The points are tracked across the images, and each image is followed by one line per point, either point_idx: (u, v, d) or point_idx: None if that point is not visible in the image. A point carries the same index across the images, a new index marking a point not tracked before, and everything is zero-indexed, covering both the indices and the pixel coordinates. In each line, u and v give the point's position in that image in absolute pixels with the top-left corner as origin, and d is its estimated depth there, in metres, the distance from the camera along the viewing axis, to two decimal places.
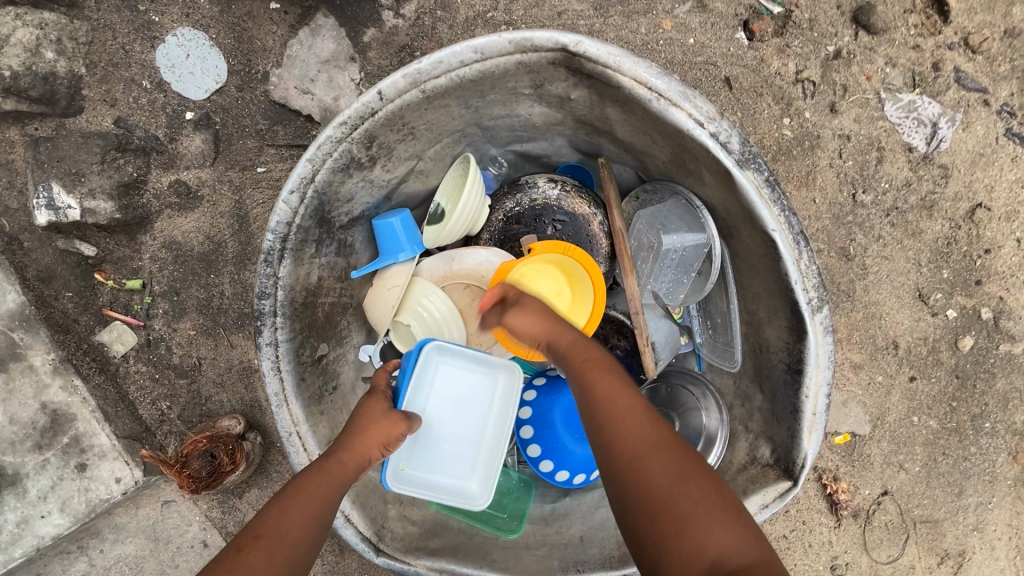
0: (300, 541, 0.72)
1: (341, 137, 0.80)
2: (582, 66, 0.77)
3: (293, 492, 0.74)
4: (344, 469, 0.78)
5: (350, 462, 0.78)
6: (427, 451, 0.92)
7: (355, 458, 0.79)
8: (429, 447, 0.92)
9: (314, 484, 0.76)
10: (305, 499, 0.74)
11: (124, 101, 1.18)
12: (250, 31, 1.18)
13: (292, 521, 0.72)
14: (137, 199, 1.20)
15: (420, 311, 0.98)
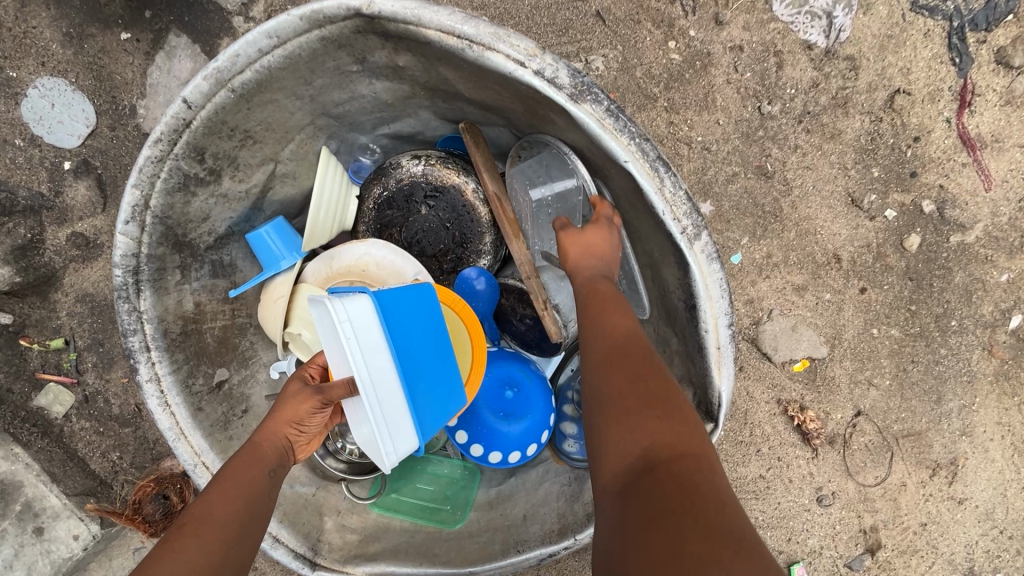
0: (230, 525, 0.66)
1: (162, 155, 0.76)
2: (386, 29, 0.71)
3: (216, 482, 0.69)
4: (266, 452, 0.73)
5: (265, 440, 0.73)
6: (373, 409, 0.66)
7: (276, 438, 0.74)
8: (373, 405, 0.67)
9: (237, 471, 0.70)
10: (229, 486, 0.69)
11: (2, 164, 1.16)
12: (108, 67, 1.15)
13: (220, 503, 0.67)
14: (37, 259, 1.19)
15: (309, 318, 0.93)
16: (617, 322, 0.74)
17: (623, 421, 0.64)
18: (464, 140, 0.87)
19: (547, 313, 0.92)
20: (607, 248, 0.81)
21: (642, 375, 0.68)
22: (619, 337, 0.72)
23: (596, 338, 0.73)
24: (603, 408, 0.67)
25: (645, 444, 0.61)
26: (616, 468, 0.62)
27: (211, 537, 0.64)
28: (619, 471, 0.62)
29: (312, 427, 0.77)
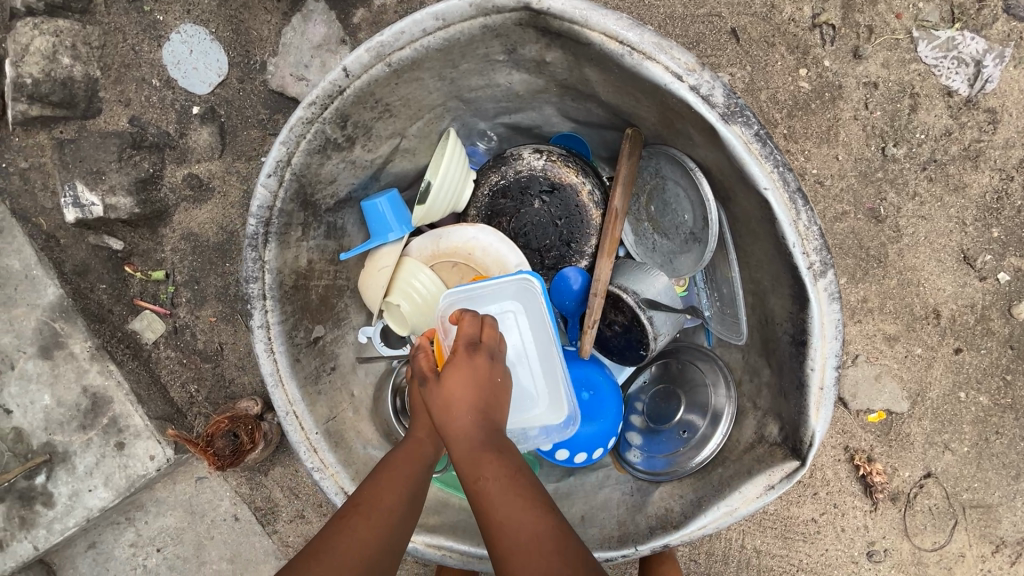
0: (395, 511, 0.71)
1: (313, 117, 0.80)
2: (549, 25, 0.73)
3: (383, 468, 0.74)
4: (426, 447, 0.76)
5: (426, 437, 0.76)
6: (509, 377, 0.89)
7: (437, 433, 0.77)
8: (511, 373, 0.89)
9: (399, 462, 0.75)
10: (392, 475, 0.73)
11: (137, 100, 1.23)
12: (247, 22, 1.21)
13: (387, 492, 0.72)
14: (155, 193, 1.26)
15: (410, 292, 0.97)
16: (477, 444, 0.69)
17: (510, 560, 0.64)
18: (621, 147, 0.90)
19: (589, 332, 0.94)
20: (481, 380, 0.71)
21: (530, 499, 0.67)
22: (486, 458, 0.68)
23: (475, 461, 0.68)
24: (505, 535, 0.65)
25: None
26: None
27: (378, 521, 0.70)
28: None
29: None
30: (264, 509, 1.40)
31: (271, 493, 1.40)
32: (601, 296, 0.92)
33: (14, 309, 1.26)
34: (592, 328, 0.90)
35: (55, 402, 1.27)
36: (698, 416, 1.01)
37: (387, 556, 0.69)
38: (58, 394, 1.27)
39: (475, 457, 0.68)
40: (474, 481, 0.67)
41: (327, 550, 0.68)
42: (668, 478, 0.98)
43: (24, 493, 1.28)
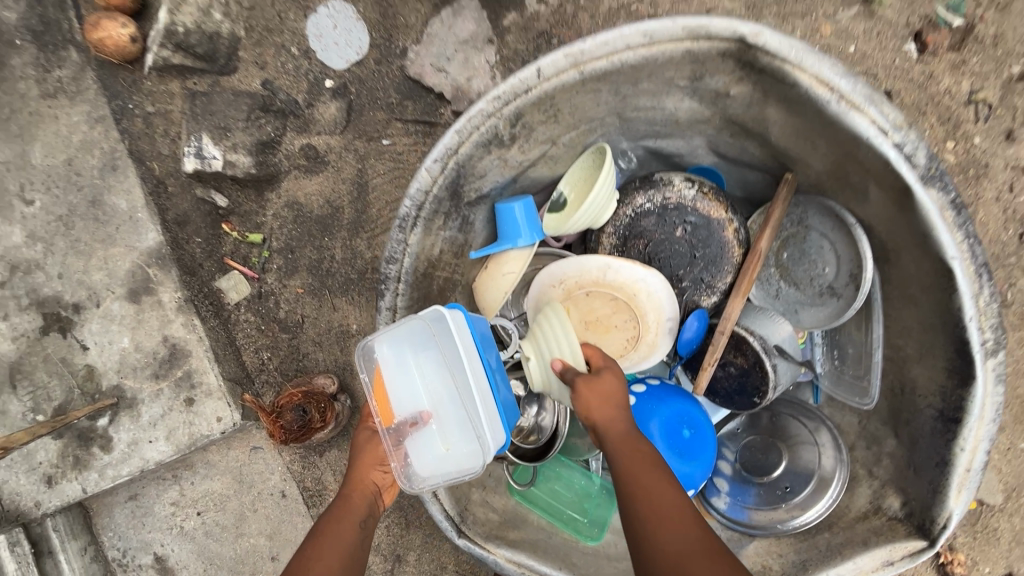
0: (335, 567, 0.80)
1: (492, 111, 0.80)
2: (756, 60, 0.73)
3: (321, 532, 0.84)
4: (356, 505, 0.88)
5: (359, 497, 0.89)
6: (453, 421, 0.85)
7: (366, 495, 0.89)
8: (453, 419, 0.85)
9: (335, 524, 0.85)
10: (326, 539, 0.83)
11: (272, 65, 1.25)
12: (395, 7, 1.22)
13: (320, 556, 0.80)
14: (271, 157, 1.27)
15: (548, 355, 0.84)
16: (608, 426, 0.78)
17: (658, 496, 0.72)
18: (780, 191, 0.89)
19: (707, 370, 0.93)
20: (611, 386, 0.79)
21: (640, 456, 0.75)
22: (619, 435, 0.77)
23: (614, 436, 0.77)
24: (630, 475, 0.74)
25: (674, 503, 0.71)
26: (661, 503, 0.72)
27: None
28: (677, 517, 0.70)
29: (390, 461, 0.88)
30: (312, 490, 1.37)
31: (322, 475, 1.37)
32: (725, 334, 0.91)
33: (112, 248, 1.26)
34: (713, 367, 0.89)
35: (133, 346, 1.26)
36: (801, 476, 0.98)
37: None
38: (138, 339, 1.26)
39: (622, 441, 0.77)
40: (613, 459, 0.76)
41: None
42: (763, 533, 0.95)
43: (84, 433, 1.27)
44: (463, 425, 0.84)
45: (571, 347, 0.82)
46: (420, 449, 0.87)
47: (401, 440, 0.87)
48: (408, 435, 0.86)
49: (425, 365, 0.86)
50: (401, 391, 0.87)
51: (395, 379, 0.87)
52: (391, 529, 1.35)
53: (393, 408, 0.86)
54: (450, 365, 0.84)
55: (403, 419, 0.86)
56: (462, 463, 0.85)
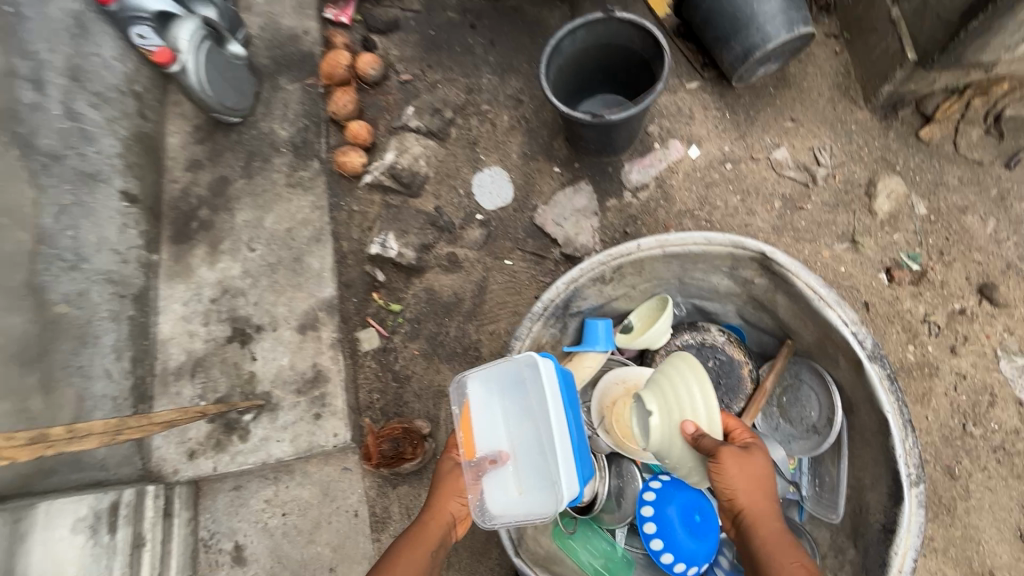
0: None
1: (604, 261, 1.30)
2: (771, 266, 1.22)
3: (405, 552, 1.18)
4: (432, 533, 1.21)
5: (434, 524, 1.22)
6: (528, 463, 1.19)
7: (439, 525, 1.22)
8: (528, 462, 1.19)
9: (416, 546, 1.18)
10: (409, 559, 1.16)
11: (444, 198, 1.84)
12: (535, 180, 1.82)
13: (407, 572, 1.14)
14: (425, 255, 1.80)
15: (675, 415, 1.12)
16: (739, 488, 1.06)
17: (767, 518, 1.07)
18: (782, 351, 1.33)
19: None
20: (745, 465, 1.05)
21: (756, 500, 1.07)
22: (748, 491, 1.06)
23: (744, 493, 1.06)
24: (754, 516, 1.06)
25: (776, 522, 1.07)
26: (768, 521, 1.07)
27: None
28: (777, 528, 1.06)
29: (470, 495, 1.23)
30: (378, 516, 1.66)
31: (391, 506, 1.67)
32: None
33: (299, 292, 1.76)
34: None
35: (290, 364, 1.69)
36: None
37: None
38: (295, 360, 1.70)
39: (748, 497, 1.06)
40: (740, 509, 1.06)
41: None
42: None
43: (230, 422, 1.65)
44: (535, 467, 1.18)
45: (701, 411, 1.09)
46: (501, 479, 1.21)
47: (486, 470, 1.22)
48: (486, 467, 1.22)
49: (510, 408, 1.22)
50: (491, 432, 1.23)
51: (483, 418, 1.23)
52: None
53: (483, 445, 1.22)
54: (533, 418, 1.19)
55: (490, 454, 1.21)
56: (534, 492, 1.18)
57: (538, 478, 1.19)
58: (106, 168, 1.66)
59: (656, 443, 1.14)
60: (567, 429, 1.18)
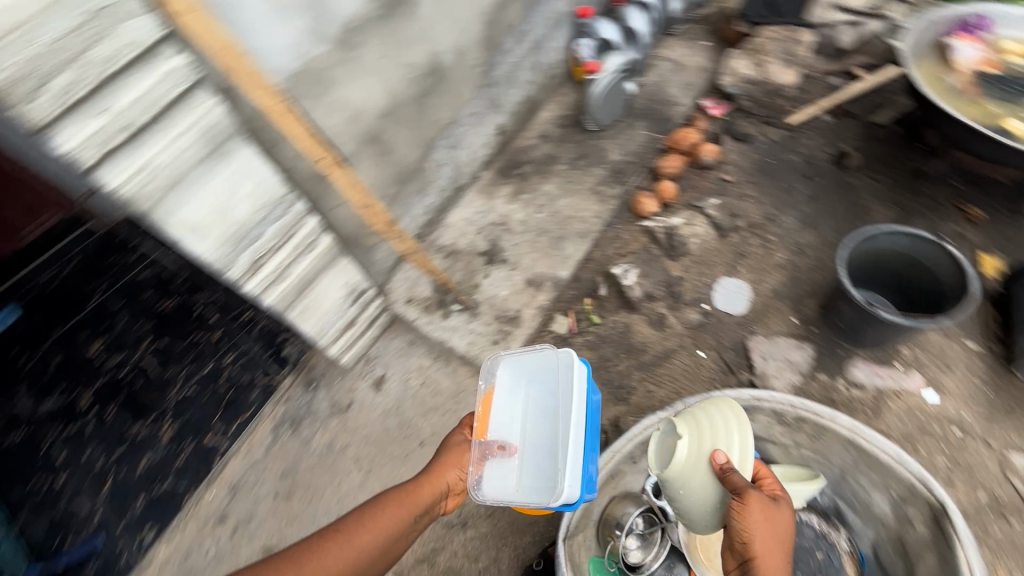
0: (392, 535, 1.22)
1: (795, 405, 1.42)
2: (944, 524, 1.23)
3: (391, 502, 1.26)
4: (422, 499, 1.31)
5: (425, 493, 1.32)
6: (532, 461, 1.42)
7: (428, 494, 1.33)
8: (534, 458, 1.42)
9: (401, 504, 1.27)
10: (393, 511, 1.25)
11: (690, 275, 2.11)
12: (770, 314, 2.00)
13: (387, 521, 1.22)
14: (645, 301, 2.08)
15: (710, 444, 1.15)
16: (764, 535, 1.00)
17: None
18: None
19: None
20: (776, 520, 1.02)
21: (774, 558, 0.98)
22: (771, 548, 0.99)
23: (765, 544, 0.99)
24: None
25: None
26: None
27: (382, 537, 1.19)
28: None
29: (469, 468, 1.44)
30: None
31: None
32: None
33: (545, 258, 2.18)
34: None
35: (504, 298, 2.12)
36: None
37: (385, 556, 1.20)
38: (510, 298, 2.12)
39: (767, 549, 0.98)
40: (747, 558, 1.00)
41: (345, 540, 1.16)
42: None
43: (443, 301, 2.13)
44: (538, 467, 1.40)
45: (737, 452, 1.11)
46: (500, 470, 1.45)
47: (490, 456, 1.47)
48: (495, 451, 1.47)
49: (533, 408, 1.48)
50: (506, 424, 1.48)
51: (504, 407, 1.51)
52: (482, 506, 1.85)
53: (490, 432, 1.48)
54: (551, 426, 1.42)
55: (494, 441, 1.48)
56: (529, 493, 1.37)
57: (540, 471, 1.38)
58: (504, 107, 2.30)
59: (680, 466, 1.16)
60: (579, 436, 1.33)
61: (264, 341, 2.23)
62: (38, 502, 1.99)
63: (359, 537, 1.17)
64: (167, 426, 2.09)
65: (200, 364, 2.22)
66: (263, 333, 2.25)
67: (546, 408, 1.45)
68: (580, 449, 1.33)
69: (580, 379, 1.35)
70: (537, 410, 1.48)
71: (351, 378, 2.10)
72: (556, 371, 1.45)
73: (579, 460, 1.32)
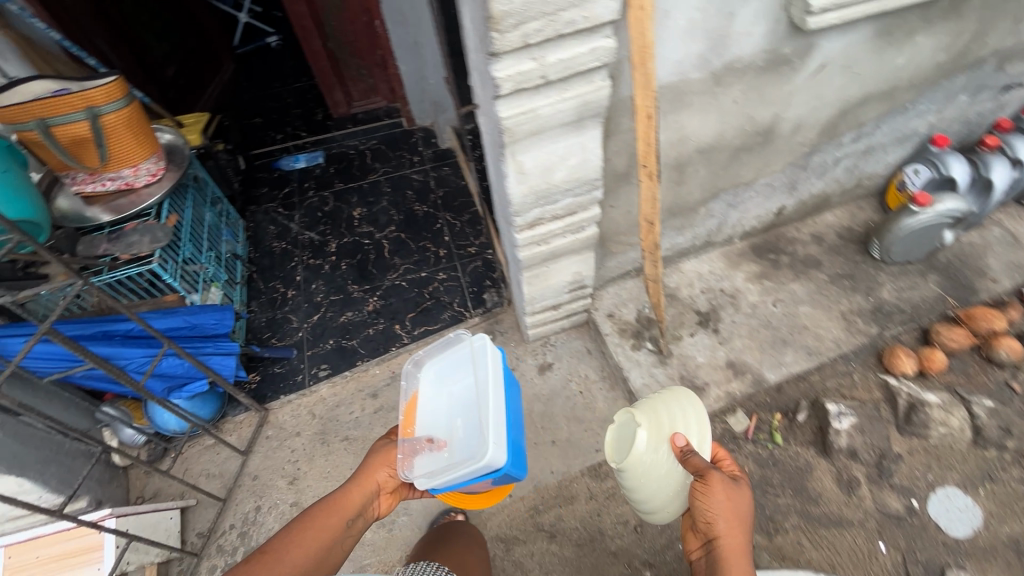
0: (325, 542, 1.41)
1: None
2: None
3: (323, 512, 1.45)
4: (349, 505, 1.51)
5: (358, 493, 1.52)
6: (464, 436, 1.54)
7: (357, 499, 1.52)
8: (467, 432, 1.54)
9: (329, 510, 1.46)
10: (325, 520, 1.45)
11: (911, 459, 1.83)
12: (991, 559, 1.66)
13: (320, 532, 1.42)
14: (846, 455, 1.83)
15: (669, 426, 1.37)
16: (724, 516, 1.17)
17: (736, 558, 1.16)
18: None
19: None
20: (732, 499, 1.19)
21: (732, 531, 1.17)
22: (732, 523, 1.17)
23: (726, 522, 1.17)
24: (733, 552, 1.16)
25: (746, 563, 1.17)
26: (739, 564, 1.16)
27: (310, 548, 1.38)
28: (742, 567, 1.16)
29: (398, 462, 1.57)
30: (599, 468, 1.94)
31: (612, 480, 1.92)
32: None
33: (760, 352, 2.04)
34: None
35: (699, 364, 2.03)
36: None
37: (324, 565, 1.39)
38: (704, 367, 2.02)
39: (732, 526, 1.17)
40: (712, 531, 1.18)
41: (279, 554, 1.34)
42: None
43: (639, 333, 2.11)
44: (468, 440, 1.52)
45: (693, 433, 1.34)
46: (428, 458, 1.55)
47: (415, 452, 1.59)
48: (424, 446, 1.57)
49: (450, 396, 1.63)
50: (429, 416, 1.63)
51: (427, 402, 1.65)
52: (575, 530, 1.83)
53: (415, 427, 1.63)
54: (473, 402, 1.56)
55: (422, 438, 1.59)
56: (460, 468, 1.44)
57: (464, 448, 1.50)
58: (798, 193, 2.19)
59: (645, 458, 1.36)
60: (499, 411, 1.50)
61: (473, 278, 2.46)
62: (267, 300, 2.47)
63: (296, 537, 1.38)
64: (373, 300, 2.44)
65: (418, 267, 2.54)
66: (475, 271, 2.49)
67: (455, 393, 1.62)
68: (502, 420, 1.48)
69: (489, 363, 1.55)
70: (453, 397, 1.63)
71: (525, 349, 2.23)
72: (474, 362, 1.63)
73: (502, 432, 1.47)
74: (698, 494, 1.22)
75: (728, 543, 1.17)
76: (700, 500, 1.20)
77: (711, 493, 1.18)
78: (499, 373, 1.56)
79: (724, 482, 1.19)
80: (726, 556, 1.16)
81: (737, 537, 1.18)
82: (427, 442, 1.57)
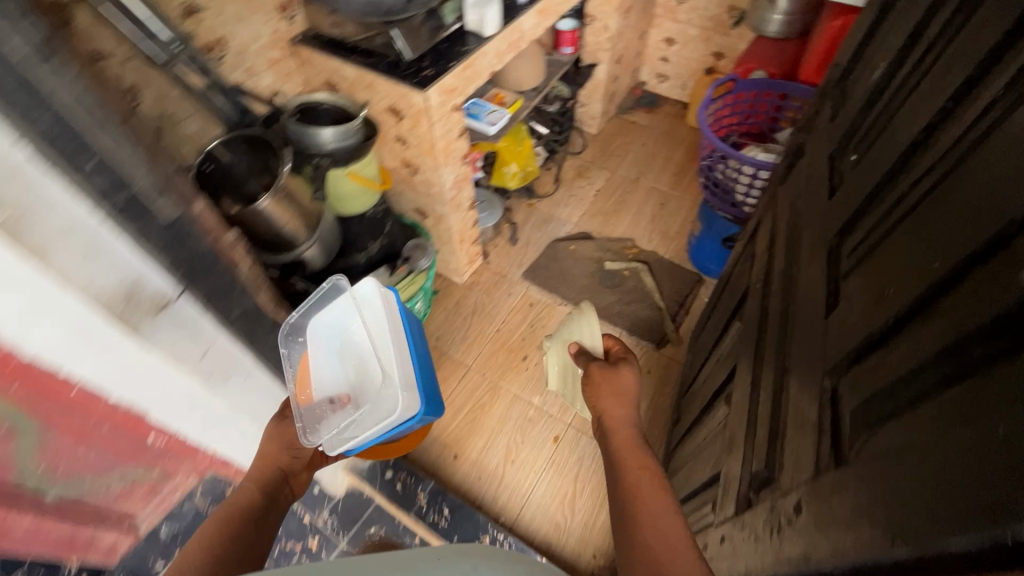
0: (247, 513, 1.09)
1: None
2: None
3: (245, 491, 1.15)
4: (270, 475, 1.22)
5: (270, 464, 1.24)
6: (366, 384, 1.25)
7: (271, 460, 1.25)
8: (376, 370, 1.25)
9: (254, 485, 1.18)
10: (255, 486, 1.17)
11: None
12: None
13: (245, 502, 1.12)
14: None
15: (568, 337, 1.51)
16: (620, 424, 1.22)
17: (633, 480, 1.05)
18: None
19: None
20: (625, 387, 1.28)
21: (624, 443, 1.16)
22: (621, 419, 1.22)
23: (617, 430, 1.20)
24: (628, 467, 1.09)
25: (647, 467, 1.09)
26: (643, 485, 1.04)
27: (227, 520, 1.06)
28: (644, 472, 1.07)
29: (301, 427, 1.21)
30: None
31: None
32: None
33: None
34: None
35: None
36: None
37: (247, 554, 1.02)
38: None
39: (617, 433, 1.19)
40: (608, 433, 1.21)
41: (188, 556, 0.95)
42: None
43: None
44: (381, 383, 1.23)
45: (583, 333, 1.45)
46: (332, 414, 1.23)
47: (320, 406, 1.24)
48: (325, 409, 1.23)
49: (337, 341, 1.30)
50: (323, 366, 1.28)
51: (319, 353, 1.29)
52: None
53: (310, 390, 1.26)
54: (376, 332, 1.28)
55: (319, 398, 1.25)
56: (387, 419, 1.18)
57: (379, 396, 1.22)
58: None
59: (562, 369, 1.57)
60: (405, 350, 1.28)
61: None
62: None
63: (245, 491, 1.16)
64: None
65: None
66: None
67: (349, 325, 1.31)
68: (410, 363, 1.28)
69: (383, 299, 1.30)
70: (345, 335, 1.31)
71: None
72: (355, 302, 1.31)
73: (412, 379, 1.26)
74: (590, 394, 1.31)
75: (626, 468, 1.09)
76: (612, 416, 1.24)
77: (604, 382, 1.29)
78: (387, 304, 1.31)
79: (626, 368, 1.31)
80: (621, 479, 1.07)
81: (629, 441, 1.17)
82: (326, 408, 1.24)
